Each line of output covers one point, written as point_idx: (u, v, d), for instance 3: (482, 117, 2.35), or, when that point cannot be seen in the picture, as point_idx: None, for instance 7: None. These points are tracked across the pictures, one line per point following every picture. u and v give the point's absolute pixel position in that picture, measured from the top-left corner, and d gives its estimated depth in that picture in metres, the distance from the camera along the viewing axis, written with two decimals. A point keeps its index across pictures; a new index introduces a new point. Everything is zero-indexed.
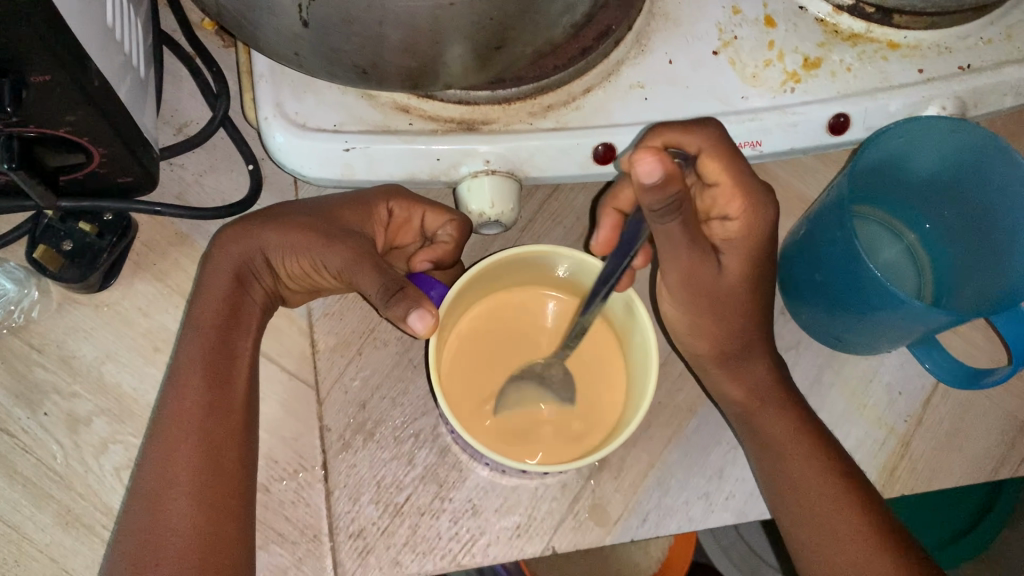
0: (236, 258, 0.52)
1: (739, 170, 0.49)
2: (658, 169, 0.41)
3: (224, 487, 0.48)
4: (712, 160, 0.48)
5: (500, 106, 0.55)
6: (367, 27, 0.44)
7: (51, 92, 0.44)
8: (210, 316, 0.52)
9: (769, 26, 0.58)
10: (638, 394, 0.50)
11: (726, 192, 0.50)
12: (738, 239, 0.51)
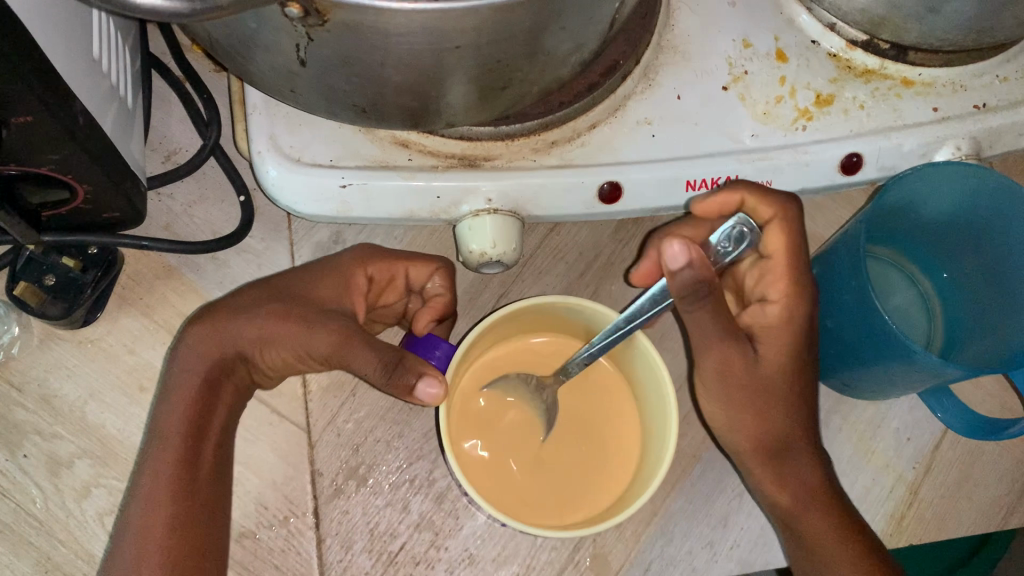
0: (209, 358, 0.48)
1: (798, 246, 0.51)
2: (683, 254, 0.46)
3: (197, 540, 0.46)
4: (779, 232, 0.51)
5: (503, 142, 0.53)
6: (368, 68, 0.42)
7: (34, 132, 0.42)
8: (184, 403, 0.47)
9: (781, 60, 0.56)
10: (651, 457, 0.51)
11: (777, 271, 0.51)
12: (778, 328, 0.51)
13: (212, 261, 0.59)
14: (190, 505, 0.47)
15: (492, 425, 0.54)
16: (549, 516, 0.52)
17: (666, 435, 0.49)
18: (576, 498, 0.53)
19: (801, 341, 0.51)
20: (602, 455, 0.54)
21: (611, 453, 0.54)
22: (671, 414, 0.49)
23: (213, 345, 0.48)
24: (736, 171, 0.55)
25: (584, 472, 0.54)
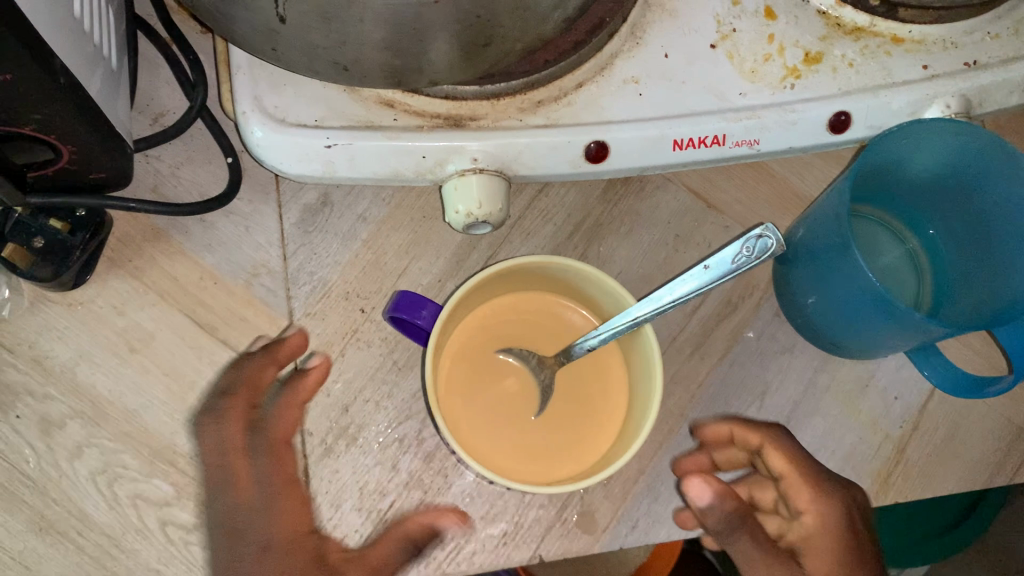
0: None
1: (808, 474, 0.51)
2: (709, 493, 0.49)
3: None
4: (776, 454, 0.52)
5: (488, 102, 0.53)
6: (347, 24, 0.42)
7: (14, 91, 0.42)
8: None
9: (770, 18, 0.56)
10: (639, 416, 0.51)
11: (798, 486, 0.51)
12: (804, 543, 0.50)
13: (200, 224, 0.59)
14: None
15: (481, 385, 0.55)
16: (540, 473, 0.53)
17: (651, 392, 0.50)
18: (566, 454, 0.54)
19: (824, 540, 0.49)
20: (590, 412, 0.55)
21: (602, 410, 0.55)
22: (656, 371, 0.50)
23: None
24: (724, 130, 0.55)
25: (575, 430, 0.55)
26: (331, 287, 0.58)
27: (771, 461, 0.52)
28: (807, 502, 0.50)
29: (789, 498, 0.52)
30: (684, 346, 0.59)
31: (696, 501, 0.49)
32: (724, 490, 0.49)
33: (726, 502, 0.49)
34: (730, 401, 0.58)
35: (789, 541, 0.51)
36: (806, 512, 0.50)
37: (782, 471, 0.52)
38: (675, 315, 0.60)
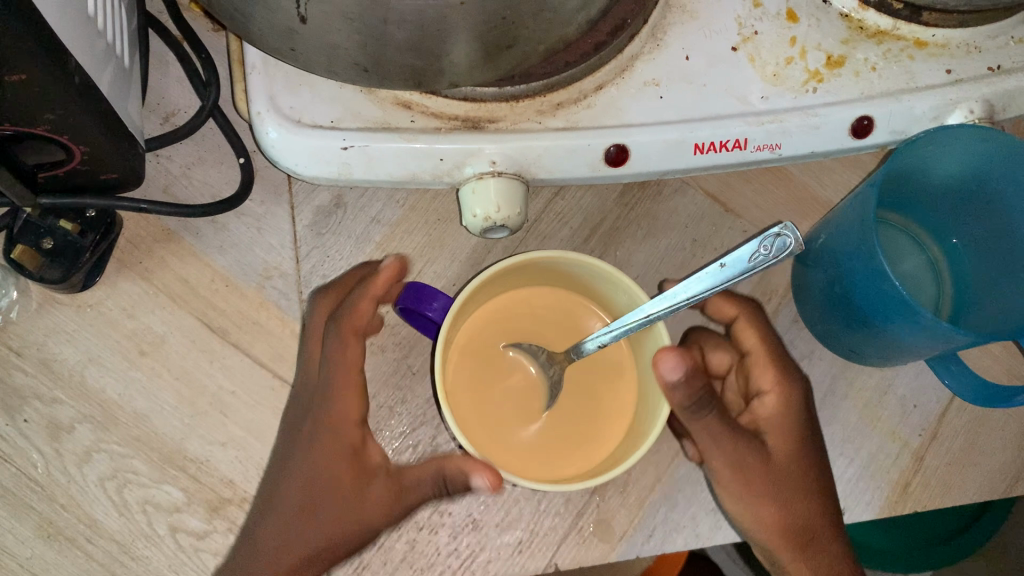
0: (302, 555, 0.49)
1: (770, 341, 0.54)
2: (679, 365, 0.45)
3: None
4: (747, 327, 0.54)
5: (507, 104, 0.52)
6: (370, 25, 0.41)
7: (28, 91, 0.41)
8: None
9: (791, 21, 0.55)
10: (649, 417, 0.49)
11: (761, 363, 0.54)
12: (774, 418, 0.53)
13: (211, 225, 0.58)
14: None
15: (490, 381, 0.53)
16: (549, 470, 0.51)
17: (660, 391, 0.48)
18: (575, 451, 0.52)
19: (800, 426, 0.53)
20: (601, 410, 0.53)
21: (612, 409, 0.53)
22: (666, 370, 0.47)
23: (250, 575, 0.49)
24: (745, 134, 0.54)
25: (585, 427, 0.53)
26: None
27: (744, 338, 0.55)
28: (772, 382, 0.53)
29: (754, 378, 0.54)
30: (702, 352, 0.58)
31: (664, 374, 0.45)
32: (691, 363, 0.46)
33: (694, 373, 0.46)
34: None
35: (750, 415, 0.54)
36: (768, 392, 0.53)
37: (750, 349, 0.54)
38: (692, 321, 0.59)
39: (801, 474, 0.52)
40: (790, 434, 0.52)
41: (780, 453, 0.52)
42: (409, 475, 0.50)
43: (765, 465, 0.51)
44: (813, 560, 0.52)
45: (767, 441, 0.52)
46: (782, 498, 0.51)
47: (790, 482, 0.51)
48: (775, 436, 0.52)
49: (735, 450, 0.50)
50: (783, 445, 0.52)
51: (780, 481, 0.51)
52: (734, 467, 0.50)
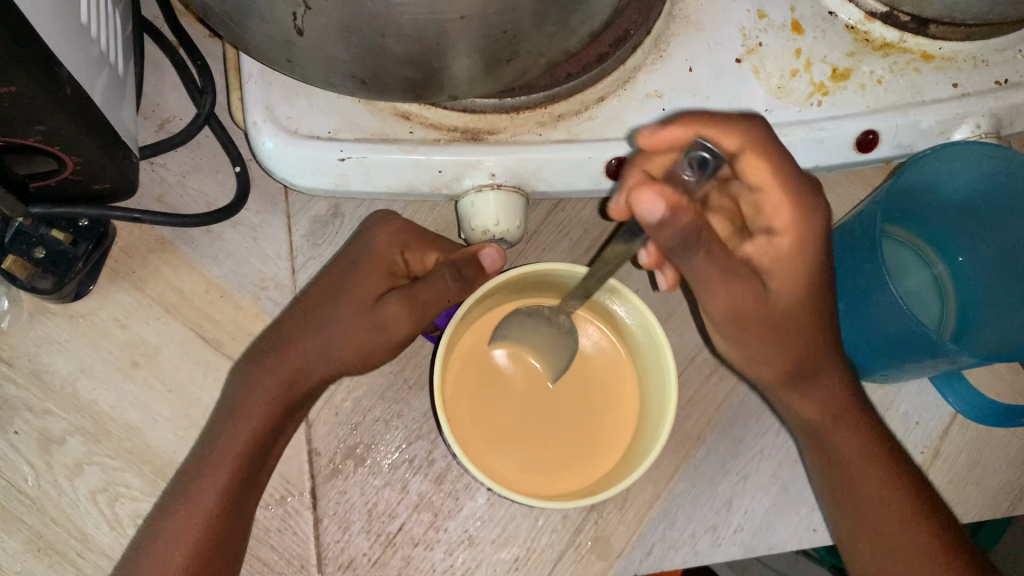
0: (285, 382, 0.50)
1: (788, 170, 0.43)
2: (661, 200, 0.37)
3: (235, 526, 0.49)
4: (756, 160, 0.42)
5: (508, 115, 0.51)
6: (368, 38, 0.40)
7: (18, 103, 0.40)
8: (240, 440, 0.49)
9: (796, 32, 0.54)
10: (649, 437, 0.48)
11: (774, 197, 0.43)
12: (788, 257, 0.44)
13: (206, 234, 0.57)
14: (223, 541, 0.48)
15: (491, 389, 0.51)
16: (543, 484, 0.50)
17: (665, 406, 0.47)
18: (571, 466, 0.51)
19: (816, 269, 0.45)
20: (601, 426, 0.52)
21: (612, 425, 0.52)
22: (671, 390, 0.47)
23: (228, 429, 0.50)
24: None
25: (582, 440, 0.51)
26: None
27: (749, 172, 0.43)
28: (790, 219, 0.43)
29: (761, 205, 0.44)
30: (704, 366, 0.58)
31: (643, 214, 0.37)
32: (680, 206, 0.37)
33: (682, 218, 0.38)
34: (748, 424, 0.57)
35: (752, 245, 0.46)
36: (781, 230, 0.44)
37: (759, 187, 0.43)
38: (694, 335, 0.58)
39: (801, 310, 0.46)
40: (801, 275, 0.45)
41: (783, 291, 0.45)
42: (424, 293, 0.48)
43: (758, 298, 0.45)
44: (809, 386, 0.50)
45: (771, 278, 0.45)
46: (778, 338, 0.47)
47: (788, 329, 0.46)
48: (782, 278, 0.45)
49: (733, 291, 0.44)
50: (791, 281, 0.45)
51: (779, 323, 0.46)
52: (735, 303, 0.45)
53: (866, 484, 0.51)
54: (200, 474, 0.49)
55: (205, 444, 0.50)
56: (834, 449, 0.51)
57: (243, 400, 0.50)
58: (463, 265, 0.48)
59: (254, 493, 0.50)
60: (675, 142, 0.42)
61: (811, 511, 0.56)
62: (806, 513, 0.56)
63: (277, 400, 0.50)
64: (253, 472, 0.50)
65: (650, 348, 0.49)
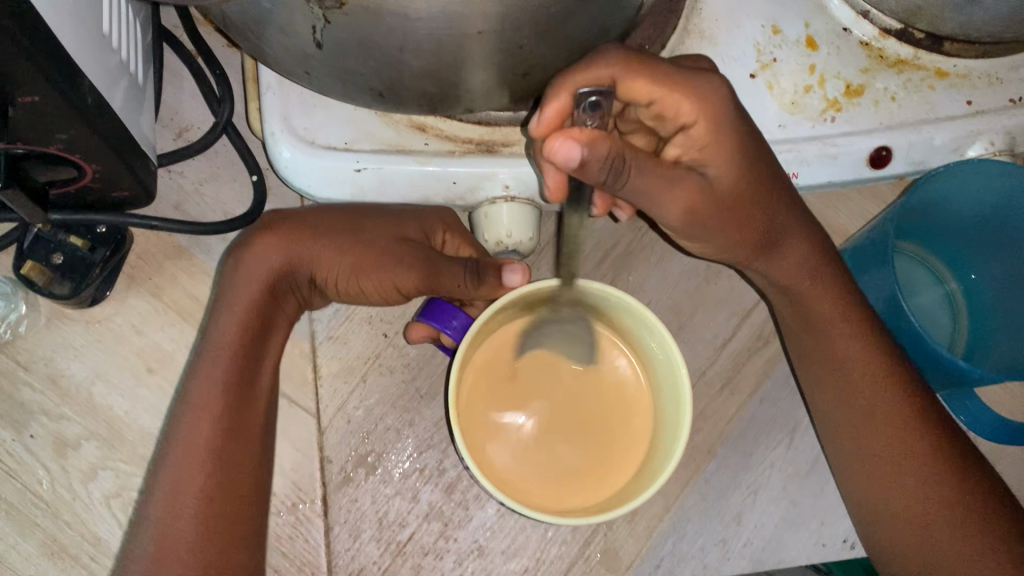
0: (272, 265, 0.50)
1: (663, 71, 0.43)
2: (574, 143, 0.39)
3: (241, 450, 0.48)
4: (637, 81, 0.43)
5: (522, 128, 0.52)
6: (386, 52, 0.41)
7: (40, 112, 0.41)
8: (231, 340, 0.49)
9: (811, 48, 0.55)
10: (660, 457, 0.48)
11: (668, 99, 0.44)
12: (711, 139, 0.45)
13: (222, 242, 0.57)
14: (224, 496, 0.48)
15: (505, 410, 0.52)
16: (557, 499, 0.50)
17: (680, 418, 0.47)
18: (589, 481, 0.50)
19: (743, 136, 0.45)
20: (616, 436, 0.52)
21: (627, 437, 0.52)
22: (684, 412, 0.47)
23: (218, 325, 0.49)
24: None
25: (599, 453, 0.51)
26: (354, 311, 0.57)
27: (636, 91, 0.43)
28: (693, 109, 0.44)
29: (667, 113, 0.45)
30: (715, 380, 0.58)
31: (567, 166, 0.39)
32: (596, 143, 0.39)
33: (601, 159, 0.40)
34: (758, 438, 0.57)
35: (676, 141, 0.47)
36: (693, 123, 0.45)
37: (654, 97, 0.44)
38: (705, 349, 0.58)
39: (744, 193, 0.47)
40: (730, 154, 0.45)
41: (723, 178, 0.46)
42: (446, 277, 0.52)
43: (707, 186, 0.46)
44: (767, 265, 0.52)
45: (706, 170, 0.46)
46: (735, 220, 0.48)
47: (742, 208, 0.48)
48: (720, 160, 0.46)
49: (683, 190, 0.45)
50: (724, 167, 0.46)
51: (734, 206, 0.47)
52: (692, 199, 0.46)
53: (860, 374, 0.51)
54: (192, 396, 0.48)
55: (193, 364, 0.50)
56: (813, 309, 0.52)
57: (216, 394, 0.48)
58: (483, 274, 0.51)
59: (252, 409, 0.50)
60: (562, 111, 0.42)
61: (820, 526, 0.56)
62: (816, 528, 0.56)
63: (263, 292, 0.50)
64: (246, 385, 0.49)
65: (666, 368, 0.49)
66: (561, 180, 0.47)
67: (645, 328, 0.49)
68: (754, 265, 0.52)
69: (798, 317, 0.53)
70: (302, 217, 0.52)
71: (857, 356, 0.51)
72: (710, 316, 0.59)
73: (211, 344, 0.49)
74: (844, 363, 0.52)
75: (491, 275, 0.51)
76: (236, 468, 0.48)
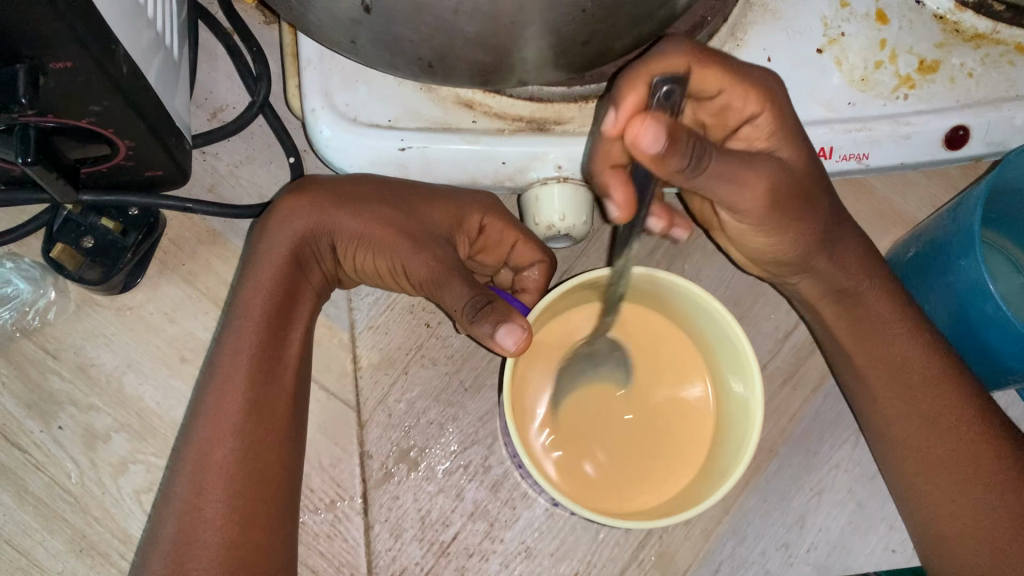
0: (300, 232, 0.47)
1: (731, 63, 0.41)
2: (660, 132, 0.34)
3: (272, 425, 0.46)
4: (710, 67, 0.41)
5: (576, 105, 0.49)
6: (440, 16, 0.38)
7: (72, 81, 0.38)
8: (260, 308, 0.47)
9: (882, 22, 0.51)
10: (725, 463, 0.45)
11: (736, 94, 0.42)
12: (774, 134, 0.43)
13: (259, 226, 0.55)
14: (262, 492, 0.45)
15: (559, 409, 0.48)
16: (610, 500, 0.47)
17: (751, 407, 0.44)
18: (654, 478, 0.48)
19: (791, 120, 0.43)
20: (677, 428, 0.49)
21: (688, 429, 0.49)
22: (755, 417, 0.44)
23: (247, 292, 0.47)
24: (831, 142, 0.50)
25: (660, 449, 0.48)
26: (394, 300, 0.55)
27: (707, 83, 0.41)
28: (757, 102, 0.42)
29: (733, 108, 0.43)
30: (775, 374, 0.55)
31: (650, 152, 0.35)
32: (676, 132, 0.35)
33: (682, 139, 0.35)
34: (823, 436, 0.54)
35: (737, 140, 0.45)
36: (758, 113, 0.43)
37: (721, 89, 0.42)
38: (765, 342, 0.55)
39: (811, 183, 0.44)
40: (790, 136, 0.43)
41: (795, 162, 0.43)
42: (448, 296, 0.46)
43: (782, 174, 0.42)
44: (830, 264, 0.48)
45: (778, 155, 0.43)
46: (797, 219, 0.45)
47: (805, 200, 0.44)
48: (784, 148, 0.43)
49: (762, 172, 0.42)
50: (793, 150, 0.43)
51: (805, 197, 0.44)
52: (770, 184, 0.42)
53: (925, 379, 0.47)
54: (220, 369, 0.46)
55: (221, 333, 0.48)
56: (873, 311, 0.48)
57: (231, 365, 0.46)
58: (480, 318, 0.43)
59: (283, 388, 0.47)
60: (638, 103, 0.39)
61: (889, 530, 0.52)
62: (885, 532, 0.52)
63: (290, 256, 0.47)
64: (273, 356, 0.47)
65: (736, 367, 0.46)
66: (628, 193, 0.43)
67: (717, 324, 0.47)
68: (816, 266, 0.48)
69: (850, 326, 0.49)
70: (337, 181, 0.49)
71: (911, 364, 0.47)
72: (770, 307, 0.56)
73: (241, 312, 0.47)
74: (902, 364, 0.47)
75: (485, 324, 0.42)
76: (266, 445, 0.46)
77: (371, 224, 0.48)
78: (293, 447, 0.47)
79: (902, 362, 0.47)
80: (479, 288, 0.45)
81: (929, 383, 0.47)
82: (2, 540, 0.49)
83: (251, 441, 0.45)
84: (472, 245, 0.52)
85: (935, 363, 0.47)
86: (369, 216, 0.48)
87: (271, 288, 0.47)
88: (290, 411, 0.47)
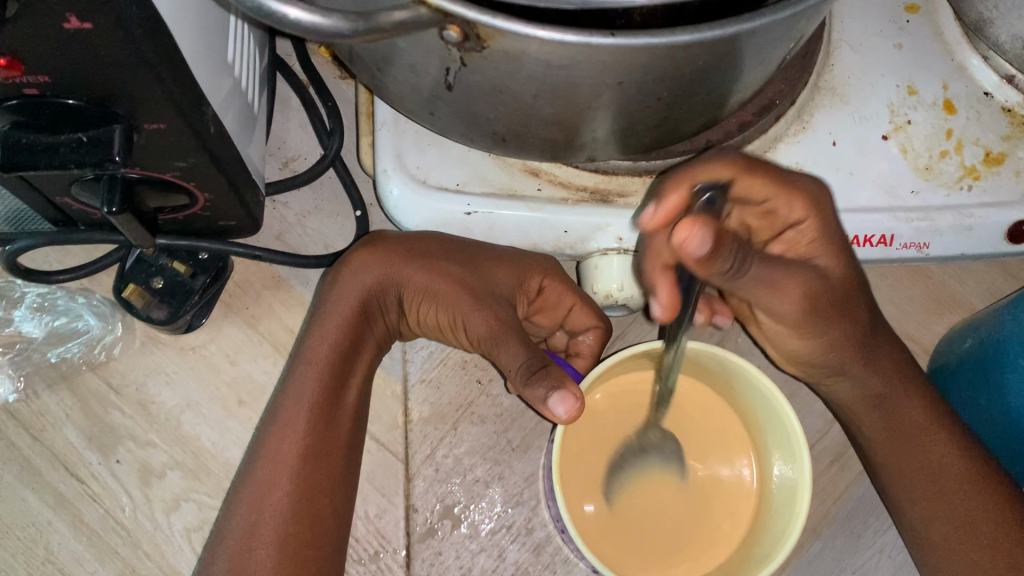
0: (368, 285, 0.48)
1: (775, 170, 0.42)
2: (707, 235, 0.35)
3: (328, 473, 0.47)
4: (750, 180, 0.41)
5: (640, 179, 0.50)
6: (518, 98, 0.39)
7: (162, 139, 0.40)
8: (322, 358, 0.48)
9: (949, 111, 0.52)
10: (766, 545, 0.45)
11: (782, 200, 0.42)
12: (819, 248, 0.43)
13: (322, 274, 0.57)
14: (314, 545, 0.45)
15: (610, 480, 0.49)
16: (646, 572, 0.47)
17: (796, 494, 0.45)
18: (698, 545, 0.48)
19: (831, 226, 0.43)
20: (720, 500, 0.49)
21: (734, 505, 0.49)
22: (799, 505, 0.44)
23: (313, 340, 0.48)
24: (892, 230, 0.50)
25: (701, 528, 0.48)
26: (448, 355, 0.56)
27: (748, 189, 0.41)
28: (802, 209, 0.42)
29: (777, 214, 0.43)
30: (822, 455, 0.55)
31: (697, 254, 0.35)
32: (720, 238, 0.35)
33: (726, 246, 0.36)
34: (867, 519, 0.53)
35: (780, 241, 0.45)
36: (801, 219, 0.43)
37: (768, 198, 0.42)
38: (814, 421, 0.56)
39: (850, 290, 0.44)
40: (835, 253, 0.43)
41: (831, 270, 0.44)
42: (504, 355, 0.47)
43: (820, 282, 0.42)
44: (866, 370, 0.47)
45: (818, 264, 0.43)
46: (836, 322, 0.44)
47: (846, 307, 0.44)
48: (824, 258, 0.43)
49: (799, 279, 0.42)
50: (831, 261, 0.43)
51: (842, 304, 0.44)
52: (809, 292, 0.42)
53: (958, 483, 0.46)
54: (280, 417, 0.47)
55: (284, 380, 0.49)
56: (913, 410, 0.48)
57: (291, 413, 0.47)
58: (534, 382, 0.43)
59: (338, 441, 0.48)
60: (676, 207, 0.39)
61: None
62: None
63: (355, 308, 0.48)
64: (332, 409, 0.48)
65: (784, 448, 0.47)
66: (674, 293, 0.41)
67: (766, 405, 0.47)
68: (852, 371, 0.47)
69: (886, 427, 0.48)
70: (404, 236, 0.51)
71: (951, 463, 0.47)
72: None
73: (305, 358, 0.48)
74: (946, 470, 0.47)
75: (539, 387, 0.43)
76: (320, 492, 0.47)
77: (433, 282, 0.49)
78: (343, 498, 0.48)
79: (940, 468, 0.47)
80: (534, 352, 0.46)
81: (973, 495, 0.46)
82: (55, 569, 0.50)
83: (305, 491, 0.46)
84: (528, 309, 0.53)
85: (980, 474, 0.47)
86: (433, 273, 0.49)
87: (333, 338, 0.48)
88: (343, 462, 0.48)
